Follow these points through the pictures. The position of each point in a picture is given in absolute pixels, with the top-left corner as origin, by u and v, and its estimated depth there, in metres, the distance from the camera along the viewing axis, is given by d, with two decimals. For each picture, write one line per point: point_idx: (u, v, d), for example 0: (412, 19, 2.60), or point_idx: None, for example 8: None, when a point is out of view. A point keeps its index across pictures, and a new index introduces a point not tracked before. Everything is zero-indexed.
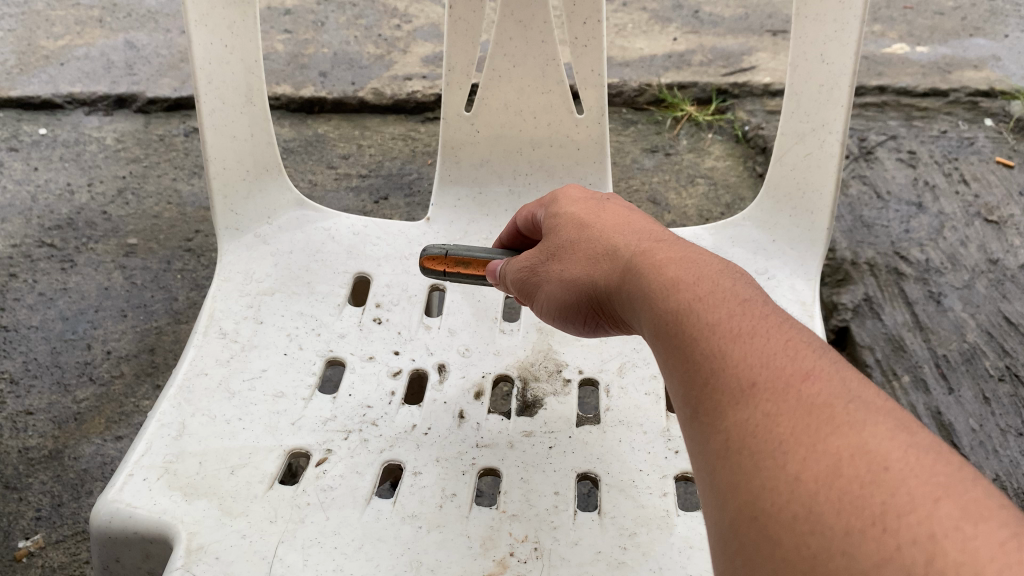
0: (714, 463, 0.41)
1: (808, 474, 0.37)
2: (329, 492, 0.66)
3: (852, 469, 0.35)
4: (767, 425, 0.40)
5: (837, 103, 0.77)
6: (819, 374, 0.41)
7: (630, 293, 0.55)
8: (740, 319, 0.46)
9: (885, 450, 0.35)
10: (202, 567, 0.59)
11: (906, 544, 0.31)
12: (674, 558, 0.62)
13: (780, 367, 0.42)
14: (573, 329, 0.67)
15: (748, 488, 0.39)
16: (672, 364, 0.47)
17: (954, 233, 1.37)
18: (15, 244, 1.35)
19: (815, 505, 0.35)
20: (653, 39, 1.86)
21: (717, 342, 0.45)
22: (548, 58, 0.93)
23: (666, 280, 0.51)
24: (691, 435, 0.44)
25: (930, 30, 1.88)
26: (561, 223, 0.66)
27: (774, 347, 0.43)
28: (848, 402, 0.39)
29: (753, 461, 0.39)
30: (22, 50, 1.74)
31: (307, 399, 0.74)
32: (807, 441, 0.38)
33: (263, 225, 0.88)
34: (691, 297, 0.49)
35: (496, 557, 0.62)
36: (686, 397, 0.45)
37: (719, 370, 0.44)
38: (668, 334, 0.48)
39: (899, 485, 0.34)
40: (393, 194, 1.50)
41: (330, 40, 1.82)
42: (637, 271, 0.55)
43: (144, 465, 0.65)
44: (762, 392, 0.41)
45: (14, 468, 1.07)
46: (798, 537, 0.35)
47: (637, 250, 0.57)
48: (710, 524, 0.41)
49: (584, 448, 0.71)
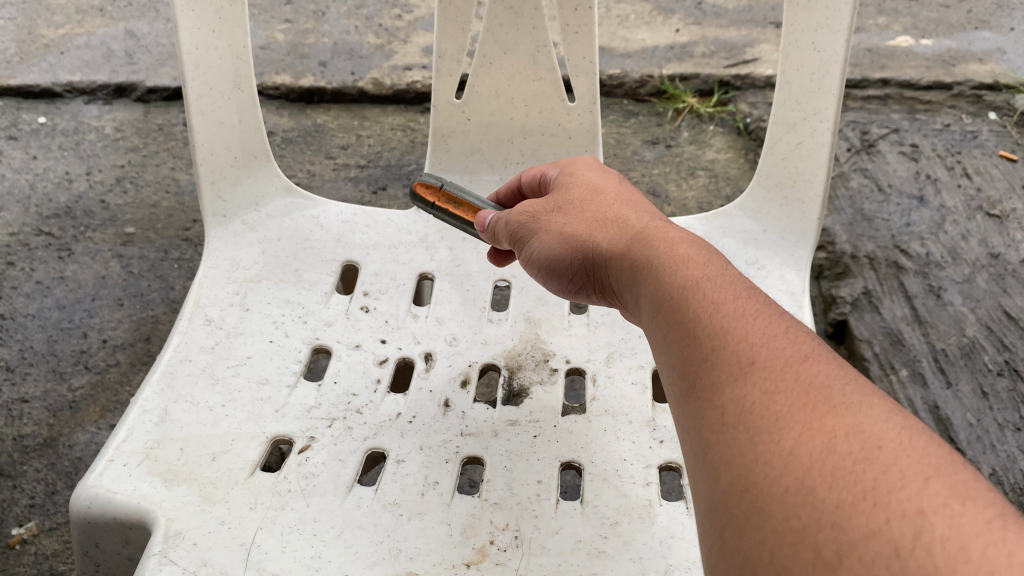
0: (708, 438, 0.41)
1: (801, 448, 0.36)
2: (311, 479, 0.66)
3: (845, 445, 0.34)
4: (764, 402, 0.39)
5: (828, 91, 0.77)
6: (817, 357, 0.40)
7: (630, 272, 0.54)
8: (743, 301, 0.45)
9: (879, 430, 0.35)
10: (179, 553, 0.59)
11: (895, 518, 0.31)
12: (655, 548, 0.62)
13: (781, 349, 0.41)
14: (561, 289, 0.65)
15: (741, 462, 0.38)
16: (672, 337, 0.46)
17: (955, 226, 1.35)
18: (12, 233, 1.35)
19: (806, 478, 0.35)
20: (656, 30, 1.84)
21: (720, 319, 0.44)
22: (540, 45, 0.92)
23: (675, 257, 0.51)
24: (685, 410, 0.44)
25: (935, 22, 1.86)
26: (571, 187, 0.66)
27: (776, 330, 0.43)
28: (845, 385, 0.38)
29: (747, 436, 0.38)
30: (22, 39, 1.74)
31: (292, 386, 0.73)
32: (802, 419, 0.37)
33: (251, 212, 0.88)
34: (699, 275, 0.48)
35: (475, 545, 0.62)
36: (682, 371, 0.45)
37: (722, 346, 0.43)
38: (670, 308, 0.48)
39: (891, 462, 0.33)
40: (392, 185, 1.49)
41: (330, 30, 1.81)
42: (645, 246, 0.54)
43: (125, 450, 0.65)
44: (761, 370, 0.40)
45: (9, 455, 1.07)
46: (788, 510, 0.34)
47: (644, 229, 0.56)
48: (701, 499, 0.40)
49: (569, 438, 0.71)
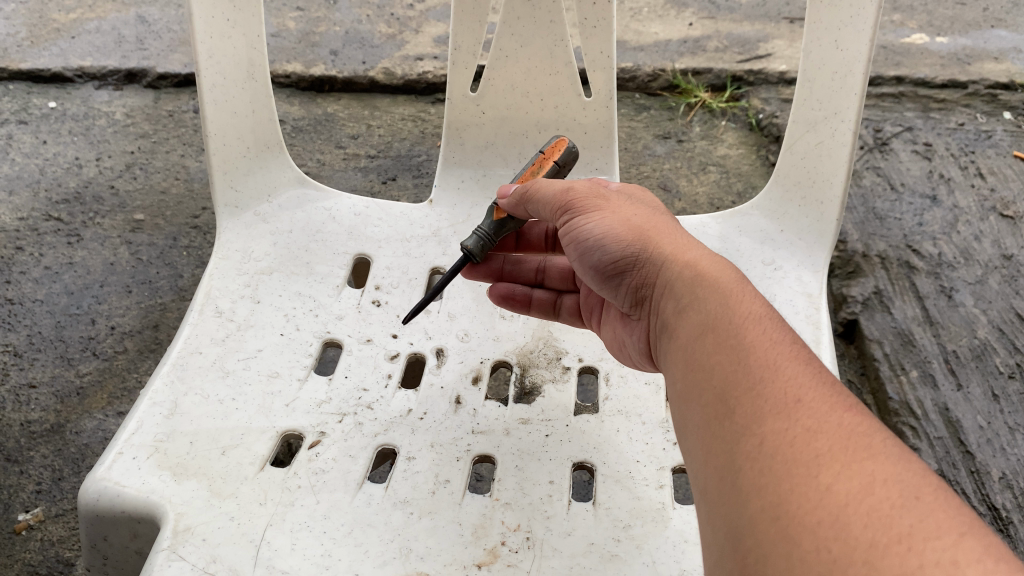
0: (740, 463, 0.40)
1: (839, 486, 0.35)
2: (321, 475, 0.65)
3: (884, 489, 0.34)
4: (806, 436, 0.38)
5: (850, 91, 0.76)
6: (858, 409, 0.40)
7: (679, 284, 0.53)
8: (792, 348, 0.45)
9: (918, 482, 0.35)
10: (188, 548, 0.59)
11: (928, 564, 0.31)
12: (668, 552, 0.61)
13: (826, 395, 0.41)
14: (589, 278, 0.63)
15: (773, 491, 0.38)
16: (731, 355, 0.45)
17: (968, 227, 1.34)
18: (21, 217, 1.35)
19: (842, 514, 0.34)
20: (669, 24, 1.83)
21: (773, 355, 0.44)
22: (557, 39, 0.91)
23: (735, 287, 0.50)
24: (721, 431, 0.42)
25: (950, 20, 1.84)
26: (636, 199, 0.64)
27: (823, 378, 0.42)
28: (885, 436, 0.38)
29: (783, 465, 0.38)
30: (33, 23, 1.73)
31: (303, 380, 0.73)
32: (842, 458, 0.37)
33: (262, 203, 0.87)
34: (763, 312, 0.48)
35: (487, 546, 0.61)
36: (722, 395, 0.44)
37: (771, 378, 0.42)
38: (735, 330, 0.46)
39: (927, 513, 0.33)
40: (402, 176, 1.48)
41: (342, 19, 1.80)
42: (715, 266, 0.53)
43: (134, 444, 0.65)
44: (808, 409, 0.40)
45: (16, 441, 1.06)
46: (819, 542, 0.34)
47: (703, 253, 0.55)
48: (725, 522, 0.40)
49: (582, 437, 0.70)
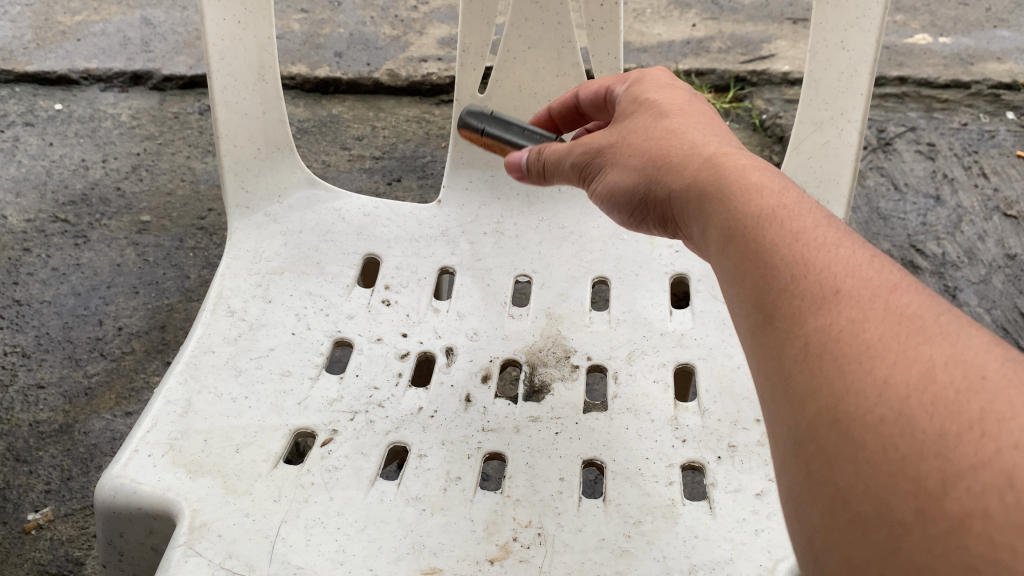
0: (790, 370, 0.38)
1: (897, 378, 0.33)
2: (334, 472, 0.66)
3: (946, 375, 0.32)
4: (853, 330, 0.36)
5: (855, 91, 0.78)
6: (905, 287, 0.37)
7: (699, 189, 0.51)
8: (824, 231, 0.42)
9: (983, 361, 0.32)
10: (204, 544, 0.59)
11: (1007, 448, 0.28)
12: (678, 547, 0.62)
13: (866, 278, 0.38)
14: (612, 206, 0.63)
15: (827, 392, 0.35)
16: (755, 263, 0.43)
17: (972, 226, 1.35)
18: (28, 219, 1.36)
19: (904, 407, 0.32)
20: (672, 25, 1.84)
21: (801, 250, 0.41)
22: (564, 40, 0.92)
23: (748, 186, 0.47)
24: (766, 341, 0.40)
25: (953, 20, 1.85)
26: (641, 111, 0.62)
27: (861, 259, 0.40)
28: (940, 315, 0.35)
29: (833, 365, 0.36)
30: (39, 25, 1.74)
31: (314, 379, 0.74)
32: (895, 348, 0.34)
33: (273, 204, 0.88)
34: (784, 202, 0.45)
35: (499, 542, 0.62)
36: (759, 303, 0.41)
37: (804, 276, 0.40)
38: (755, 235, 0.44)
39: (997, 393, 0.30)
40: (407, 177, 1.49)
41: (346, 21, 1.81)
42: (724, 170, 0.50)
43: (150, 441, 0.66)
44: (849, 300, 0.37)
45: (25, 441, 1.07)
46: (883, 439, 0.32)
47: (720, 151, 0.53)
48: (783, 432, 0.38)
49: (591, 435, 0.71)
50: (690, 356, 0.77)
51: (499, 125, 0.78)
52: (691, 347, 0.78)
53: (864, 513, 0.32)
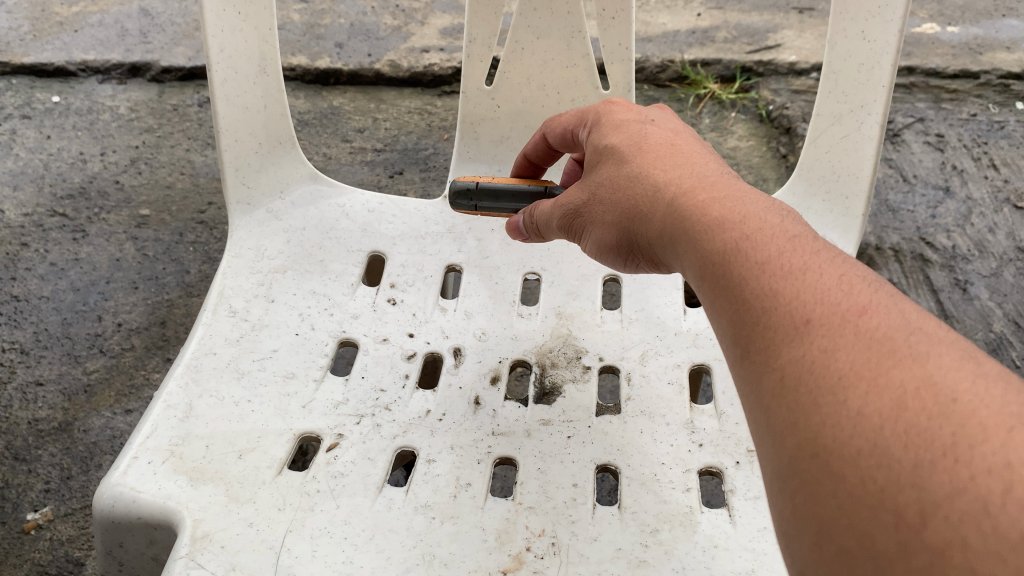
0: (768, 402, 0.36)
1: (871, 408, 0.32)
2: (340, 479, 0.64)
3: (918, 401, 0.30)
4: (825, 359, 0.34)
5: (878, 83, 0.75)
6: (875, 308, 0.35)
7: (672, 223, 0.48)
8: (793, 255, 0.40)
9: (952, 381, 0.30)
10: (207, 556, 0.57)
11: (981, 474, 0.27)
12: (698, 558, 0.60)
13: (834, 300, 0.36)
14: (598, 245, 0.60)
15: (805, 425, 0.34)
16: (726, 301, 0.41)
17: (982, 219, 1.33)
18: (26, 214, 1.33)
19: (879, 438, 0.31)
20: (677, 14, 1.81)
21: (769, 284, 0.39)
22: (574, 30, 0.90)
23: (715, 219, 0.45)
24: (744, 375, 0.39)
25: (961, 8, 1.82)
26: (610, 138, 0.59)
27: (830, 281, 0.37)
28: (910, 333, 0.33)
29: (808, 399, 0.34)
30: (35, 16, 1.71)
31: (319, 381, 0.71)
32: (866, 377, 0.33)
33: (275, 200, 0.86)
34: (750, 232, 0.42)
35: (512, 552, 0.60)
36: (735, 335, 0.40)
37: (775, 306, 0.38)
38: (723, 272, 0.42)
39: (969, 416, 0.29)
40: (408, 169, 1.46)
41: (346, 11, 1.78)
42: (691, 202, 0.48)
43: (149, 447, 0.64)
44: (818, 329, 0.36)
45: (24, 439, 1.05)
46: (861, 471, 0.31)
47: (689, 180, 0.50)
48: (766, 465, 0.36)
49: (604, 439, 0.69)
50: (705, 356, 0.75)
51: (489, 198, 0.78)
52: (706, 348, 0.76)
53: (850, 547, 0.31)
